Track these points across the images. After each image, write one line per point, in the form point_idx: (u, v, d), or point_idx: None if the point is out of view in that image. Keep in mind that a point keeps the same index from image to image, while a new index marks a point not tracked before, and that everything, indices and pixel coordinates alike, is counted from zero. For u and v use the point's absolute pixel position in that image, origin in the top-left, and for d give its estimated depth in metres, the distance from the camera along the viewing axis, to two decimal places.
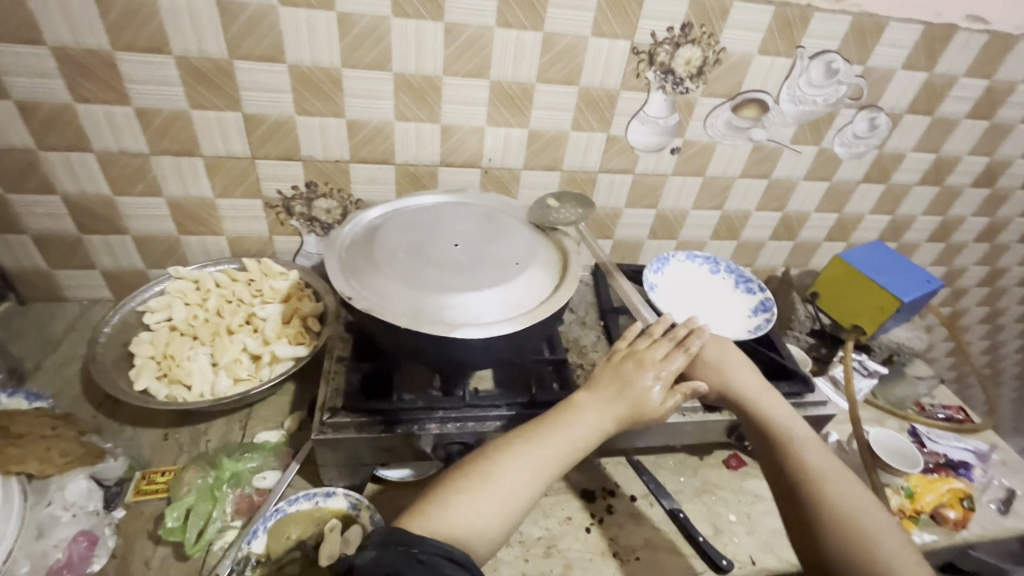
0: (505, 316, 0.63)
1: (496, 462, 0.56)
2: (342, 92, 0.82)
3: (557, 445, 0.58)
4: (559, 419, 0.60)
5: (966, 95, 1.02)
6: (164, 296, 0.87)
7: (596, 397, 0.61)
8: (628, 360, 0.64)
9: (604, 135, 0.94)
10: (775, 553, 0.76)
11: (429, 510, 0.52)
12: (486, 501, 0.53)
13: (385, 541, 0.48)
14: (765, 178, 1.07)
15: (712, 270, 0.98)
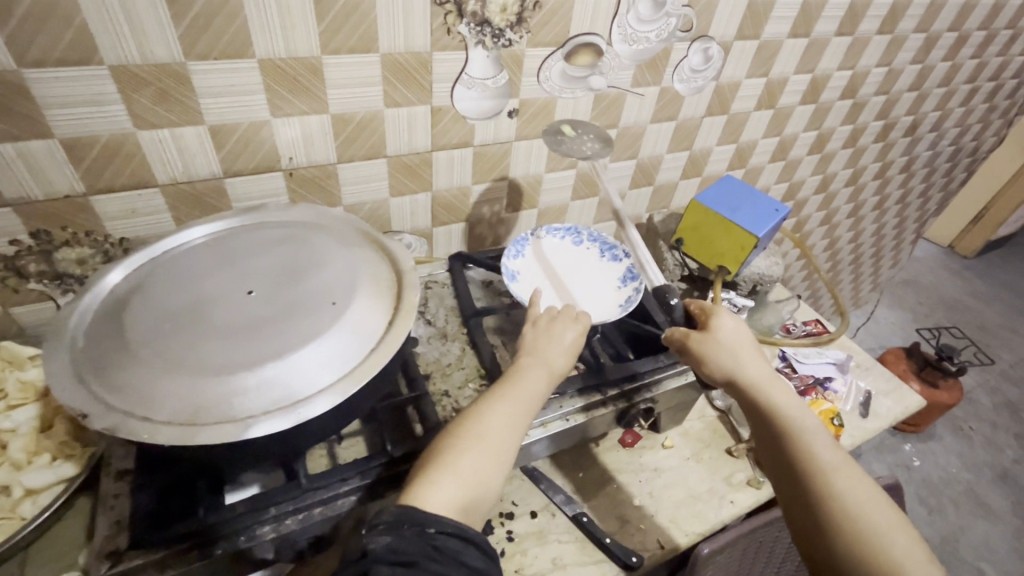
0: (319, 386, 0.49)
1: (473, 423, 0.56)
2: (34, 103, 0.57)
3: (530, 396, 0.59)
4: (516, 370, 0.61)
5: (786, 14, 1.00)
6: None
7: (538, 355, 0.62)
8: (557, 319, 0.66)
9: (426, 108, 0.79)
10: (682, 527, 0.74)
11: (431, 490, 0.50)
12: (481, 463, 0.53)
13: (393, 528, 0.46)
14: (613, 128, 1.00)
15: (576, 242, 0.90)
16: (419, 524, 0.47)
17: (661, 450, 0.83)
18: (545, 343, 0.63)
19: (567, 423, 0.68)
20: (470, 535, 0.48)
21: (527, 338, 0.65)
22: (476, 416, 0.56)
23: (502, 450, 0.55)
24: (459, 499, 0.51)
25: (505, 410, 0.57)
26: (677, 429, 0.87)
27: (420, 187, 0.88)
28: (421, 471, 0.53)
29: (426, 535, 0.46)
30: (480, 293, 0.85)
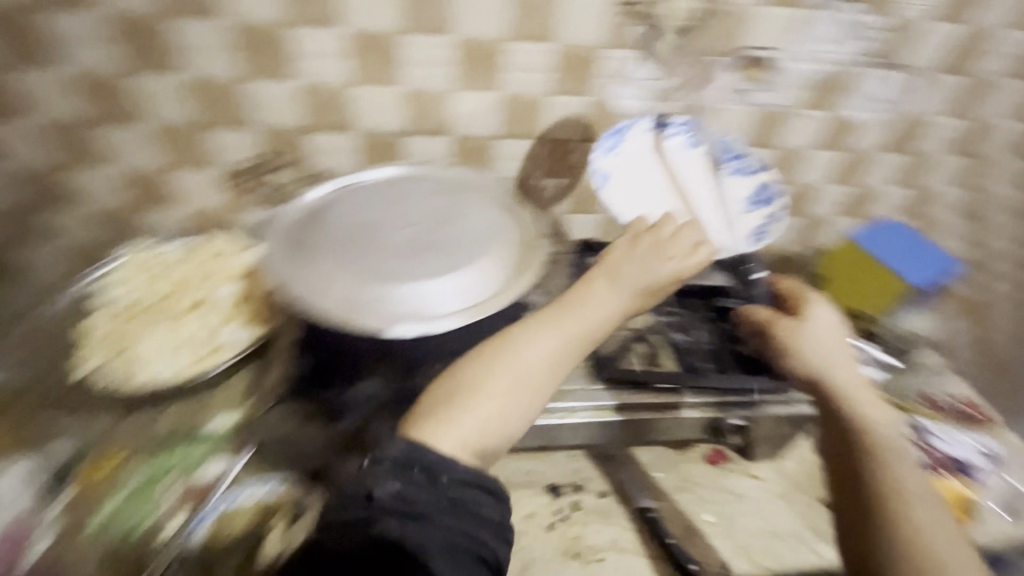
0: (449, 313, 0.58)
1: (502, 358, 0.56)
2: (297, 52, 0.75)
3: (599, 314, 0.59)
4: (581, 296, 0.61)
5: (1007, 51, 0.89)
6: (121, 271, 0.78)
7: (626, 266, 0.62)
8: (645, 245, 0.64)
9: (587, 99, 0.85)
10: (751, 557, 0.71)
11: (442, 427, 0.52)
12: (504, 405, 0.54)
13: (401, 475, 0.49)
14: (768, 146, 0.95)
15: (693, 145, 0.86)
16: (435, 471, 0.49)
17: (749, 479, 0.79)
18: (635, 263, 0.62)
19: (649, 413, 0.72)
20: (486, 484, 0.50)
21: (616, 253, 0.63)
22: (507, 349, 0.57)
23: (497, 401, 0.54)
24: (469, 440, 0.52)
25: (546, 347, 0.57)
26: (772, 463, 0.81)
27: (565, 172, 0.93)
28: (428, 405, 0.55)
29: (441, 485, 0.48)
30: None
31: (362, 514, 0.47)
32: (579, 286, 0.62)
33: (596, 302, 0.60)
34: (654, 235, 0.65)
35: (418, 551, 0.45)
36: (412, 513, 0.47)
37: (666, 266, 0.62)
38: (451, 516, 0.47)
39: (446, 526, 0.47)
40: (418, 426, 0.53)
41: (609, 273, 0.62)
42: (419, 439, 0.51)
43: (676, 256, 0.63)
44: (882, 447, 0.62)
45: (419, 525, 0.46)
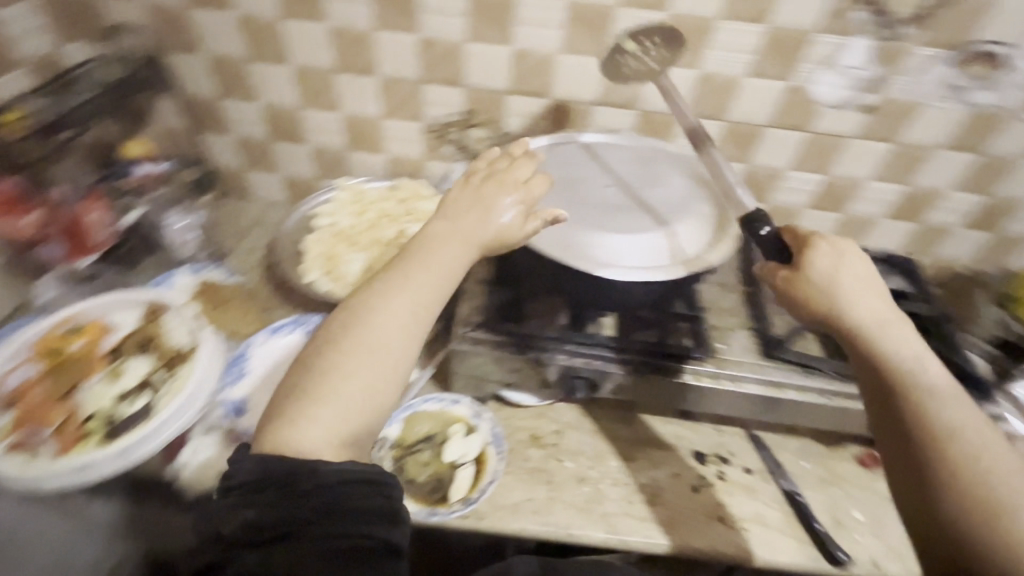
0: (633, 257, 0.67)
1: (352, 325, 0.51)
2: (514, 18, 0.80)
3: (376, 326, 0.51)
4: (424, 236, 0.58)
5: None
6: (335, 203, 0.98)
7: (463, 222, 0.59)
8: (486, 183, 0.62)
9: (782, 85, 0.84)
10: (904, 563, 0.69)
11: (294, 422, 0.47)
12: (368, 380, 0.49)
13: (257, 498, 0.44)
14: (887, 142, 0.90)
15: None
16: (294, 484, 0.43)
17: None
18: (469, 202, 0.61)
19: (825, 400, 0.69)
20: (263, 499, 0.43)
21: (457, 198, 0.62)
22: (360, 305, 0.52)
23: (362, 373, 0.49)
24: (337, 424, 0.47)
25: (398, 323, 0.51)
26: None
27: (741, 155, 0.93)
28: (304, 370, 0.50)
29: (334, 515, 0.43)
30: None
31: (241, 538, 0.43)
32: (427, 238, 0.58)
33: (444, 254, 0.56)
34: (498, 173, 0.64)
35: (285, 533, 0.42)
36: (264, 537, 0.42)
37: (508, 201, 0.61)
38: (306, 495, 0.43)
39: (301, 510, 0.43)
40: (263, 434, 0.48)
41: (447, 215, 0.60)
42: (275, 447, 0.46)
43: (493, 217, 0.59)
44: (934, 430, 0.47)
45: (290, 505, 0.43)
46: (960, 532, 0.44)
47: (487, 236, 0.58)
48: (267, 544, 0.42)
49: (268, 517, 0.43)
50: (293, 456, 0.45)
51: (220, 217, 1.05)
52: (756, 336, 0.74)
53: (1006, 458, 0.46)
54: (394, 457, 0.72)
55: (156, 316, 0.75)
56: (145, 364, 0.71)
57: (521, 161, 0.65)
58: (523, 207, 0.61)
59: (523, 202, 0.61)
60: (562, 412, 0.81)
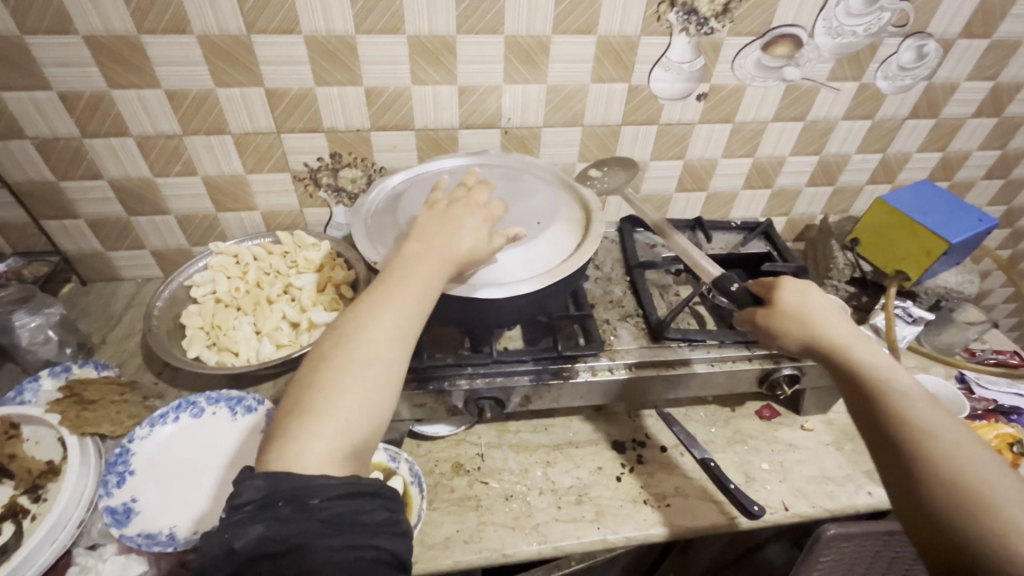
0: (525, 271, 0.67)
1: (342, 343, 0.48)
2: (359, 58, 0.80)
3: (367, 347, 0.48)
4: (404, 254, 0.56)
5: (998, 14, 0.90)
6: (209, 270, 0.92)
7: (433, 237, 0.58)
8: (452, 204, 0.63)
9: (625, 86, 0.90)
10: (809, 499, 0.76)
11: (299, 442, 0.43)
12: (364, 393, 0.46)
13: (266, 514, 0.40)
14: (728, 122, 0.99)
15: (234, 408, 0.74)
16: (301, 499, 0.40)
17: (800, 430, 0.85)
18: (436, 224, 0.60)
19: (711, 368, 0.74)
20: (274, 513, 0.40)
21: (422, 221, 0.61)
22: (354, 325, 0.50)
23: (361, 387, 0.46)
24: (341, 437, 0.44)
25: (387, 340, 0.49)
26: (821, 416, 0.87)
27: (605, 155, 1.00)
28: (301, 386, 0.47)
29: (348, 527, 0.40)
30: (645, 252, 0.92)
31: (251, 556, 0.39)
32: (399, 256, 0.56)
33: (426, 267, 0.55)
34: (461, 200, 0.64)
35: (299, 549, 0.39)
36: (278, 552, 0.39)
37: (477, 219, 0.62)
38: (316, 510, 0.40)
39: (313, 524, 0.39)
40: (266, 449, 0.44)
41: (420, 235, 0.59)
42: (280, 463, 0.42)
43: (465, 235, 0.59)
44: (924, 438, 0.47)
45: (301, 519, 0.39)
46: (967, 537, 0.42)
47: (463, 251, 0.58)
48: (281, 561, 0.39)
49: (281, 534, 0.39)
50: (299, 473, 0.41)
51: (87, 306, 0.98)
52: (642, 320, 0.79)
53: (985, 453, 0.46)
54: None
55: (15, 433, 0.67)
56: (5, 492, 0.64)
57: (478, 191, 0.67)
58: (487, 223, 0.62)
59: (486, 223, 0.62)
60: (480, 434, 0.81)
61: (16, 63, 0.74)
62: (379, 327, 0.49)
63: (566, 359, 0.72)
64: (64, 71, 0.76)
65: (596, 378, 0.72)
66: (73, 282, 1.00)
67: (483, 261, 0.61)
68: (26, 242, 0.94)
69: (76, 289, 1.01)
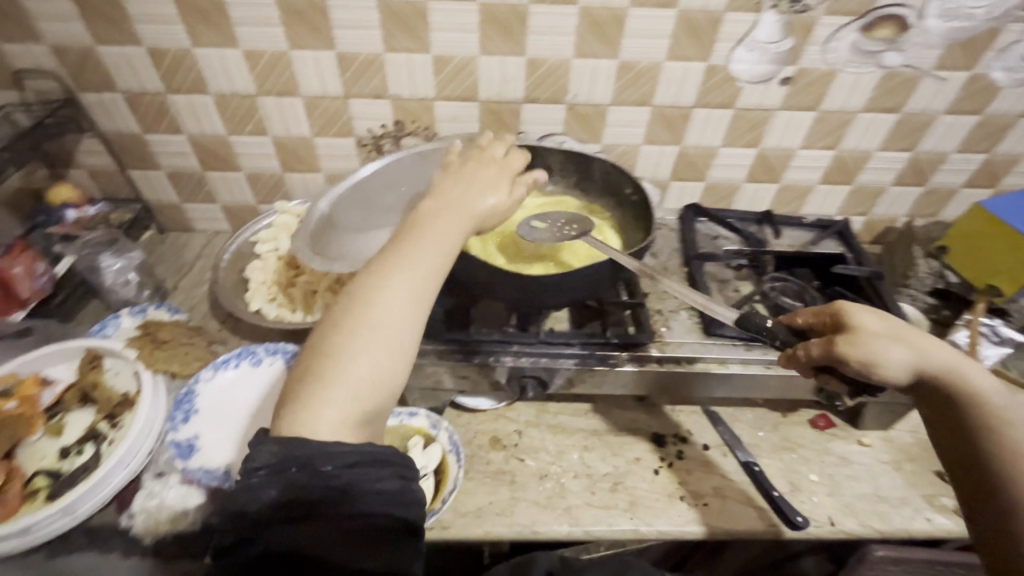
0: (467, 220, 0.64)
1: (354, 309, 0.49)
2: (429, 26, 0.80)
3: (379, 313, 0.49)
4: (416, 220, 0.56)
5: None
6: (273, 228, 0.96)
7: (450, 195, 0.58)
8: (468, 164, 0.63)
9: (702, 65, 0.85)
10: (858, 518, 0.72)
11: (315, 409, 0.45)
12: (375, 359, 0.47)
13: (279, 478, 0.42)
14: (811, 110, 0.92)
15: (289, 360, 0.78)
16: (313, 465, 0.42)
17: (855, 445, 0.80)
18: (451, 178, 0.61)
19: (766, 370, 0.71)
20: (287, 477, 0.42)
21: (443, 182, 0.60)
22: (366, 290, 0.50)
23: (373, 355, 0.47)
24: (352, 404, 0.46)
25: (400, 304, 0.49)
26: (880, 433, 0.81)
27: (672, 139, 0.95)
28: (314, 353, 0.48)
29: (358, 496, 0.42)
30: (707, 243, 0.89)
31: (266, 518, 0.42)
32: (413, 220, 0.56)
33: (443, 225, 0.55)
34: (475, 154, 0.65)
35: (312, 514, 0.42)
36: (292, 516, 0.41)
37: (492, 171, 0.62)
38: (328, 476, 0.42)
39: (324, 491, 0.42)
40: (282, 418, 0.46)
41: (436, 194, 0.59)
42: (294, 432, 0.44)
43: (485, 189, 0.59)
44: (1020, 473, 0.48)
45: (314, 484, 0.42)
46: None
47: (484, 208, 0.58)
48: (293, 524, 0.41)
49: (294, 497, 0.41)
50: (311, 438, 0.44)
51: (163, 253, 1.04)
52: (696, 314, 0.76)
53: None
54: None
55: (97, 364, 0.73)
56: (88, 416, 0.70)
57: (494, 143, 0.66)
58: (505, 176, 0.62)
59: (502, 178, 0.61)
60: (519, 411, 0.81)
61: (112, 18, 0.78)
62: (391, 290, 0.50)
63: (614, 347, 0.71)
64: (154, 27, 0.79)
65: (642, 369, 0.70)
66: (152, 230, 1.07)
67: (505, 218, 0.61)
68: (114, 189, 1.01)
69: (154, 236, 1.08)
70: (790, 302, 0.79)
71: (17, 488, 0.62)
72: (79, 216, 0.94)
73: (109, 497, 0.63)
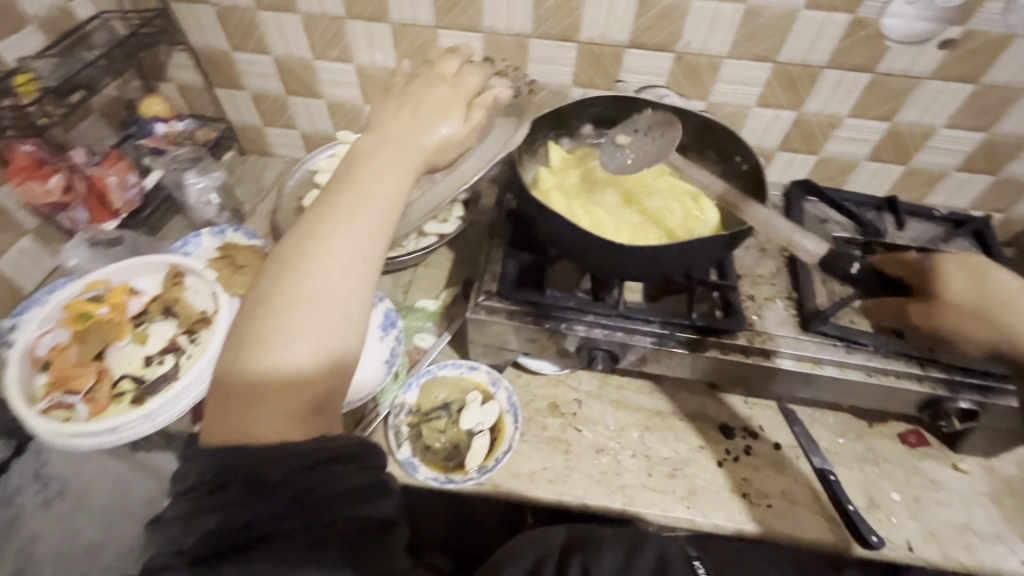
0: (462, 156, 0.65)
1: (283, 281, 0.44)
2: None
3: (315, 284, 0.44)
4: (352, 173, 0.50)
5: None
6: (334, 158, 0.94)
7: (396, 136, 0.53)
8: (414, 96, 0.58)
9: (846, 18, 0.73)
10: (941, 547, 0.66)
11: (248, 408, 0.41)
12: (316, 337, 0.43)
13: (221, 502, 0.40)
14: (969, 82, 0.78)
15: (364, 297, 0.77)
16: (261, 479, 0.40)
17: (949, 468, 0.72)
18: (398, 111, 0.56)
19: (867, 378, 0.63)
20: (230, 500, 0.40)
21: (386, 122, 0.55)
22: (294, 257, 0.45)
23: (310, 337, 0.43)
24: (295, 391, 0.42)
25: (337, 266, 0.45)
26: (981, 459, 0.73)
27: (791, 103, 0.84)
28: (241, 343, 0.43)
29: (318, 506, 0.41)
30: (813, 227, 0.79)
31: (208, 550, 0.39)
32: (348, 170, 0.51)
33: (385, 163, 0.51)
34: (426, 75, 0.61)
35: (266, 535, 0.39)
36: (242, 542, 0.39)
37: (444, 96, 0.58)
38: (281, 490, 0.40)
39: (277, 507, 0.40)
40: (212, 425, 0.42)
41: (376, 136, 0.53)
42: (233, 437, 0.41)
43: (438, 119, 0.56)
44: None
45: (262, 504, 0.39)
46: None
47: (436, 139, 0.54)
48: (245, 550, 0.39)
49: (244, 519, 0.39)
50: (254, 445, 0.41)
51: (242, 175, 1.05)
52: (794, 306, 0.68)
53: None
54: (411, 424, 0.71)
55: (179, 280, 0.75)
56: (169, 329, 0.73)
57: (447, 62, 0.62)
58: (462, 99, 0.59)
59: (454, 109, 0.57)
60: (581, 380, 0.78)
61: None
62: (322, 251, 0.45)
63: (698, 330, 0.65)
64: None
65: (727, 357, 0.64)
66: (234, 151, 1.08)
67: (460, 147, 0.57)
68: (201, 106, 1.01)
69: (235, 158, 1.09)
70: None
71: (107, 388, 0.66)
72: (167, 131, 0.96)
73: (187, 408, 0.65)
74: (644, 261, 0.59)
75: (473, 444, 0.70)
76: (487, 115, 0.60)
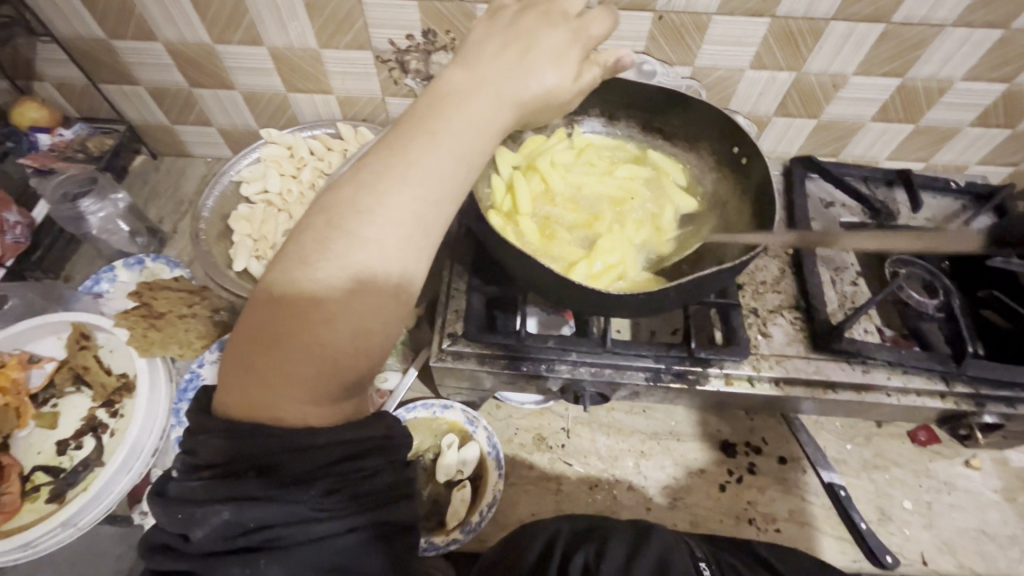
0: None
1: (333, 241, 0.32)
2: None
3: (370, 250, 0.32)
4: (437, 101, 0.37)
5: None
6: (260, 165, 0.79)
7: (487, 68, 0.38)
8: (528, 15, 0.41)
9: None
10: (956, 557, 0.62)
11: (269, 385, 0.31)
12: (361, 324, 0.32)
13: (228, 493, 0.30)
14: (998, 27, 0.66)
15: None
16: (282, 471, 0.31)
17: (961, 466, 0.68)
18: (498, 42, 0.40)
19: (885, 399, 0.57)
20: (242, 490, 0.30)
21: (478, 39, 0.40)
22: (350, 212, 0.32)
23: (354, 313, 0.31)
24: (326, 379, 0.31)
25: (397, 241, 0.32)
26: (994, 453, 0.69)
27: (790, 63, 0.72)
28: (272, 298, 0.32)
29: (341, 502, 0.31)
30: (817, 213, 0.71)
31: (214, 547, 0.30)
32: (439, 94, 0.37)
33: (474, 109, 0.36)
34: (541, 4, 0.42)
35: (280, 540, 0.30)
36: (251, 543, 0.30)
37: (561, 36, 0.40)
38: (303, 486, 0.31)
39: (297, 508, 0.30)
40: (229, 390, 0.32)
41: (470, 59, 0.39)
42: (246, 410, 0.32)
43: (544, 64, 0.39)
44: None
45: (281, 502, 0.30)
46: None
47: (536, 94, 0.38)
48: (254, 555, 0.30)
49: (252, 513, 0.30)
50: (271, 427, 0.31)
51: (157, 184, 0.90)
52: (803, 318, 0.61)
53: None
54: None
55: (87, 341, 0.63)
56: (84, 403, 0.63)
57: None
58: (578, 46, 0.41)
59: (571, 48, 0.41)
60: (567, 406, 0.71)
61: None
62: (388, 207, 0.32)
63: (697, 361, 0.57)
64: None
65: (729, 388, 0.57)
66: (144, 154, 0.92)
67: (552, 112, 0.42)
68: (90, 106, 0.83)
69: (147, 162, 0.92)
70: (918, 299, 0.63)
71: (15, 489, 0.56)
72: (53, 143, 0.80)
73: (114, 506, 0.56)
74: (637, 305, 0.50)
75: (452, 499, 0.61)
76: (600, 77, 0.44)
